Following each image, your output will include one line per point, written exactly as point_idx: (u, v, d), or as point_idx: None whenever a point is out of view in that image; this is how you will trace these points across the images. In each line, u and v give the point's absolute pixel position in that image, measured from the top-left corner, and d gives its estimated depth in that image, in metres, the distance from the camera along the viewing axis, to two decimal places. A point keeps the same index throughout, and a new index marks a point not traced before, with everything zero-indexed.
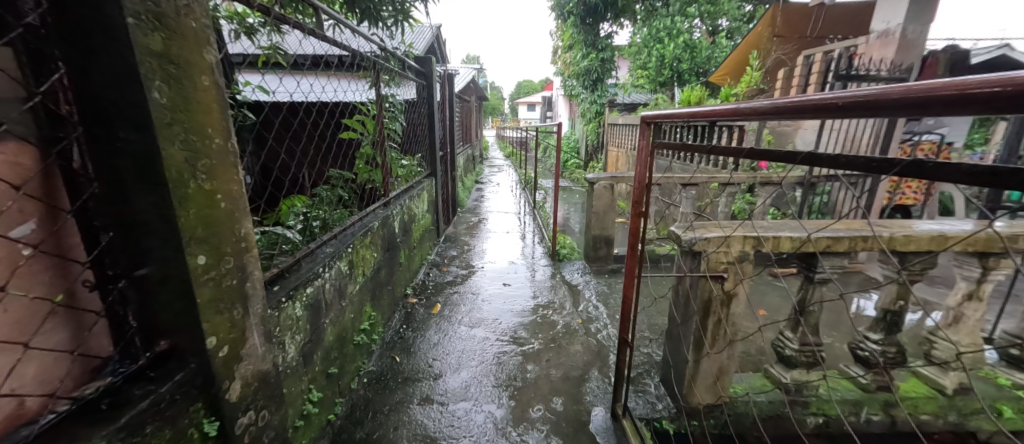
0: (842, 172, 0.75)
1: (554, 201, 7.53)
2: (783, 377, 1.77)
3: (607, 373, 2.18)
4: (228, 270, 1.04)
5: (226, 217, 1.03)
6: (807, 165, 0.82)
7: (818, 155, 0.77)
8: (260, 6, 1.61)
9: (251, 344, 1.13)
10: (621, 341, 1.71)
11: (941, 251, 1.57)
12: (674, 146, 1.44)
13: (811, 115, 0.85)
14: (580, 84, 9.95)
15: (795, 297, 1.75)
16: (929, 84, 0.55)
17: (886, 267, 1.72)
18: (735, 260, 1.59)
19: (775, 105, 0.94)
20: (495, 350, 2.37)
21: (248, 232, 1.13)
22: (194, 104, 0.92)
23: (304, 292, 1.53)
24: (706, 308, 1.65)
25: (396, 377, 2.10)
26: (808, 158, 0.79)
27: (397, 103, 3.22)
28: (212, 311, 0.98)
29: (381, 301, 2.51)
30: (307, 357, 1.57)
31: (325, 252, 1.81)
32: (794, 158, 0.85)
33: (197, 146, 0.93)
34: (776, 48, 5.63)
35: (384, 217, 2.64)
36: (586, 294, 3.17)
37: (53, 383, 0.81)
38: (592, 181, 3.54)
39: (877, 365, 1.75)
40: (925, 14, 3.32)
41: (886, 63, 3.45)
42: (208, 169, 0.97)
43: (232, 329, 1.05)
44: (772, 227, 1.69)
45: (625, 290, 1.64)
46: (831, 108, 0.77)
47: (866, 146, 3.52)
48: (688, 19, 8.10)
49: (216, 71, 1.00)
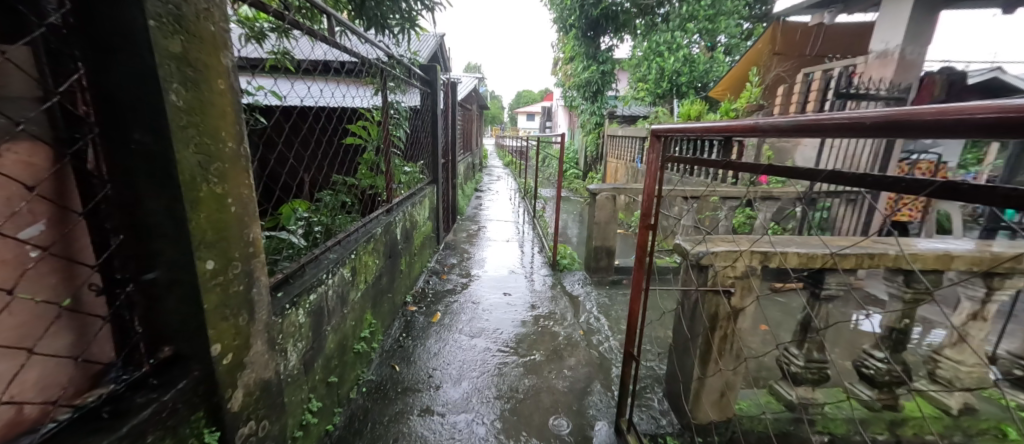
0: (865, 190, 0.76)
1: (554, 211, 7.53)
2: (788, 394, 1.77)
3: (609, 386, 2.16)
4: (235, 275, 1.02)
5: (235, 221, 1.01)
6: (829, 182, 0.84)
7: (843, 173, 0.79)
8: (275, 11, 1.62)
9: (254, 351, 1.11)
10: (626, 355, 1.70)
11: (947, 270, 1.57)
12: (685, 161, 1.44)
13: (828, 132, 0.85)
14: (581, 95, 10.07)
15: (802, 314, 1.74)
16: (973, 105, 0.51)
17: (890, 285, 1.72)
18: (742, 275, 1.60)
19: (793, 122, 0.93)
20: (496, 360, 2.34)
21: (256, 237, 1.11)
22: (210, 107, 0.91)
23: (308, 299, 1.51)
24: (713, 323, 1.64)
25: (396, 387, 2.06)
26: (831, 176, 0.82)
27: (401, 110, 3.24)
28: (218, 316, 0.96)
29: (381, 309, 2.48)
30: (309, 365, 1.54)
31: (329, 258, 1.79)
32: (815, 176, 0.87)
33: (210, 149, 0.92)
34: (777, 65, 5.68)
35: (387, 223, 2.63)
36: (587, 305, 3.15)
37: (54, 390, 0.79)
38: (594, 192, 3.55)
39: (881, 383, 1.75)
40: (923, 35, 3.38)
41: (885, 83, 3.49)
42: (221, 173, 0.96)
43: (237, 336, 1.03)
44: (778, 241, 1.69)
45: (632, 303, 1.63)
46: (863, 128, 0.74)
47: (865, 164, 3.55)
48: (687, 35, 8.23)
49: (232, 74, 1.00)
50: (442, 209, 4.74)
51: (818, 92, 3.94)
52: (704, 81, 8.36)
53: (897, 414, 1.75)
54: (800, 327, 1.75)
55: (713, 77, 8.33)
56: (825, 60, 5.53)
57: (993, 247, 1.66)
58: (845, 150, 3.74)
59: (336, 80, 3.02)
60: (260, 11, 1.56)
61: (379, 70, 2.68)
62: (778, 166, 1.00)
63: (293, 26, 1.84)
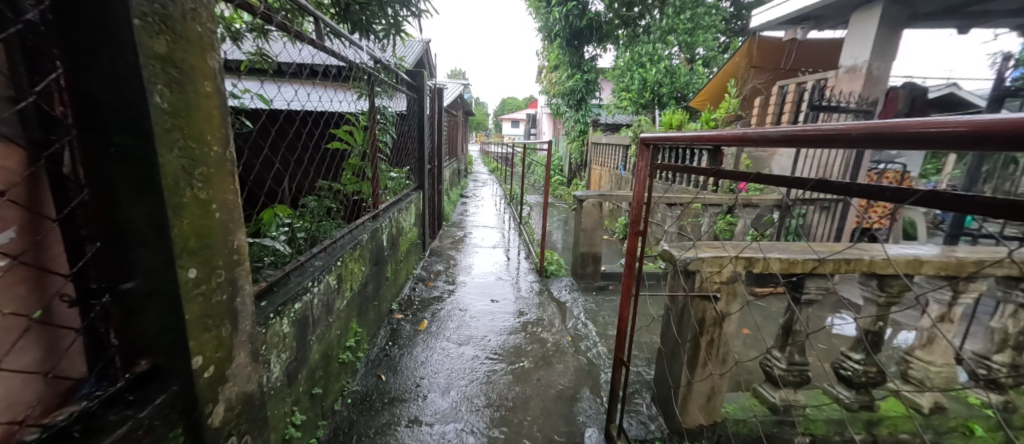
0: (852, 198, 0.80)
1: (540, 218, 7.57)
2: (771, 396, 1.81)
3: (598, 392, 2.16)
4: (219, 283, 0.99)
5: (220, 228, 0.98)
6: (817, 190, 0.88)
7: (831, 182, 0.83)
8: (262, 12, 1.60)
9: (237, 364, 1.07)
10: (616, 361, 1.71)
11: (917, 275, 1.65)
12: (673, 169, 1.46)
13: (810, 142, 0.87)
14: (566, 103, 10.24)
15: (784, 318, 1.80)
16: (950, 119, 0.53)
17: (865, 289, 1.80)
18: (728, 280, 1.64)
19: (777, 132, 0.96)
20: (485, 368, 2.32)
21: (241, 244, 1.08)
22: (196, 110, 0.89)
23: (292, 308, 1.46)
24: (700, 328, 1.68)
25: (383, 398, 2.01)
26: (819, 184, 0.85)
27: (387, 116, 3.22)
28: (200, 327, 0.92)
29: (367, 317, 2.43)
30: (293, 377, 1.49)
31: (315, 265, 1.75)
32: (804, 184, 0.90)
33: (195, 153, 0.89)
34: (753, 77, 5.91)
35: (374, 229, 2.60)
36: (575, 311, 3.17)
37: (20, 408, 0.73)
38: (581, 199, 3.59)
39: (859, 384, 1.82)
40: (888, 52, 3.56)
41: (855, 96, 3.65)
42: (205, 178, 0.93)
43: (219, 347, 0.99)
44: (761, 246, 1.74)
45: (622, 309, 1.64)
46: (847, 139, 0.75)
47: (837, 172, 3.70)
48: (668, 47, 8.51)
49: (219, 76, 0.97)
50: (428, 215, 4.69)
51: (792, 103, 4.06)
52: (684, 92, 8.62)
53: (874, 414, 1.81)
54: (782, 332, 1.81)
55: (694, 89, 8.61)
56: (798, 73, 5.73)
57: (957, 252, 1.75)
58: (819, 159, 3.88)
59: (319, 83, 2.98)
60: (246, 12, 1.53)
61: (364, 74, 2.66)
62: (771, 174, 1.01)
63: (278, 28, 1.81)
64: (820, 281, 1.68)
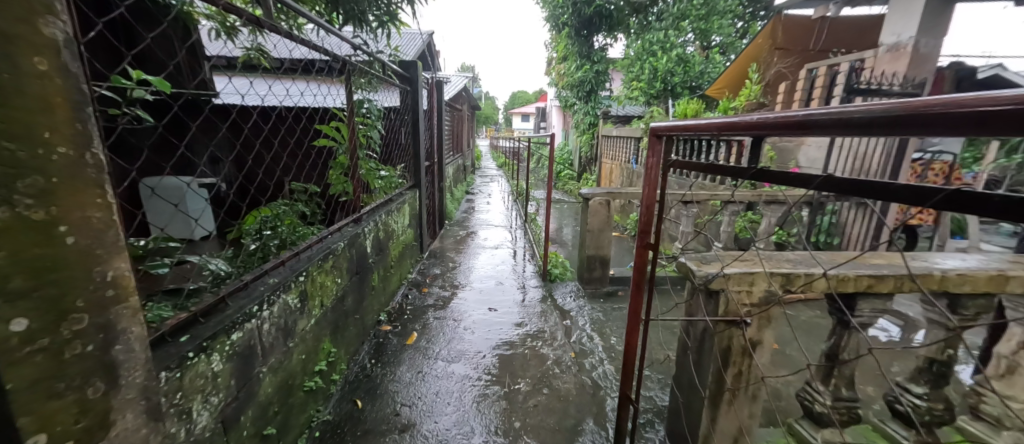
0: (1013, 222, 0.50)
1: (547, 215, 7.26)
2: (813, 438, 1.50)
3: (604, 423, 1.88)
4: (78, 331, 0.74)
5: (76, 257, 0.73)
6: (945, 208, 0.56)
7: (968, 194, 0.51)
8: (222, 3, 1.42)
9: (121, 429, 0.83)
10: (622, 397, 1.42)
11: (1001, 294, 1.32)
12: (692, 166, 1.16)
13: (924, 130, 0.52)
14: (574, 94, 9.79)
15: (826, 344, 1.49)
16: None
17: (929, 309, 1.48)
18: (760, 302, 1.33)
19: (864, 116, 0.59)
20: (475, 392, 2.06)
21: (121, 274, 0.82)
22: (18, 95, 0.64)
23: (228, 341, 1.21)
24: (726, 358, 1.38)
25: (355, 430, 1.77)
26: (953, 198, 0.53)
27: (374, 110, 2.92)
28: (40, 395, 0.68)
29: (345, 333, 2.18)
30: (232, 423, 1.24)
31: (267, 283, 1.49)
32: (925, 197, 0.59)
33: (16, 156, 0.64)
34: (778, 61, 5.26)
35: (354, 235, 2.34)
36: (579, 322, 2.87)
37: None
38: (586, 197, 3.28)
39: (920, 424, 1.49)
40: (938, 27, 3.11)
41: (898, 78, 3.18)
42: (43, 190, 0.67)
43: (82, 416, 0.75)
44: (801, 260, 1.44)
45: (629, 337, 1.34)
46: (1013, 124, 0.41)
47: (876, 165, 3.26)
48: (682, 34, 8.08)
49: (67, 51, 0.71)
50: (426, 214, 4.43)
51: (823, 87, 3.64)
52: (699, 81, 8.19)
53: None
54: (825, 360, 1.50)
55: (709, 78, 8.17)
56: (829, 56, 5.18)
57: None
58: (854, 150, 3.46)
59: (309, 79, 2.81)
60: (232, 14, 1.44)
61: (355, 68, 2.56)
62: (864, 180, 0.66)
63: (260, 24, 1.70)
64: (877, 302, 1.39)
